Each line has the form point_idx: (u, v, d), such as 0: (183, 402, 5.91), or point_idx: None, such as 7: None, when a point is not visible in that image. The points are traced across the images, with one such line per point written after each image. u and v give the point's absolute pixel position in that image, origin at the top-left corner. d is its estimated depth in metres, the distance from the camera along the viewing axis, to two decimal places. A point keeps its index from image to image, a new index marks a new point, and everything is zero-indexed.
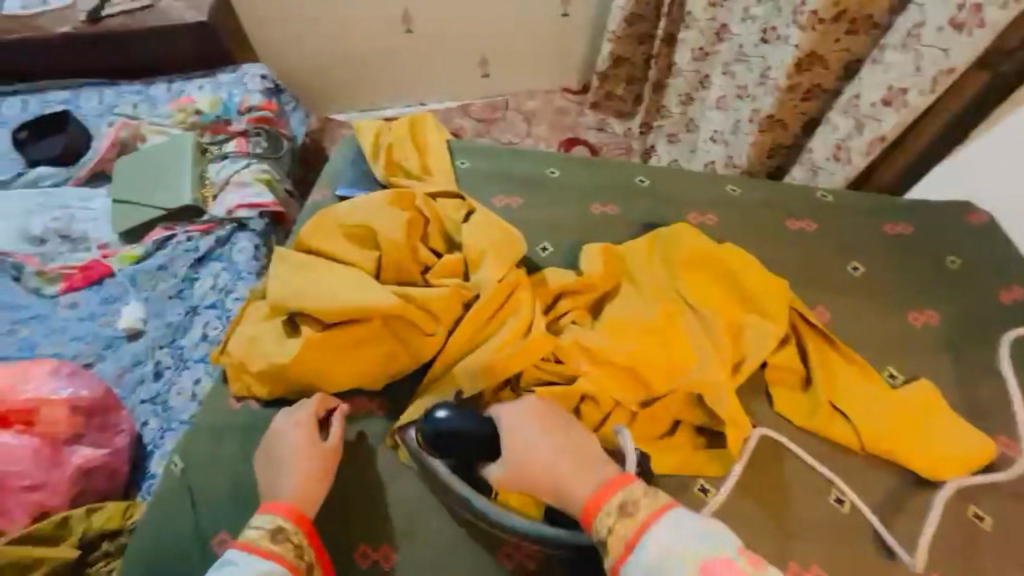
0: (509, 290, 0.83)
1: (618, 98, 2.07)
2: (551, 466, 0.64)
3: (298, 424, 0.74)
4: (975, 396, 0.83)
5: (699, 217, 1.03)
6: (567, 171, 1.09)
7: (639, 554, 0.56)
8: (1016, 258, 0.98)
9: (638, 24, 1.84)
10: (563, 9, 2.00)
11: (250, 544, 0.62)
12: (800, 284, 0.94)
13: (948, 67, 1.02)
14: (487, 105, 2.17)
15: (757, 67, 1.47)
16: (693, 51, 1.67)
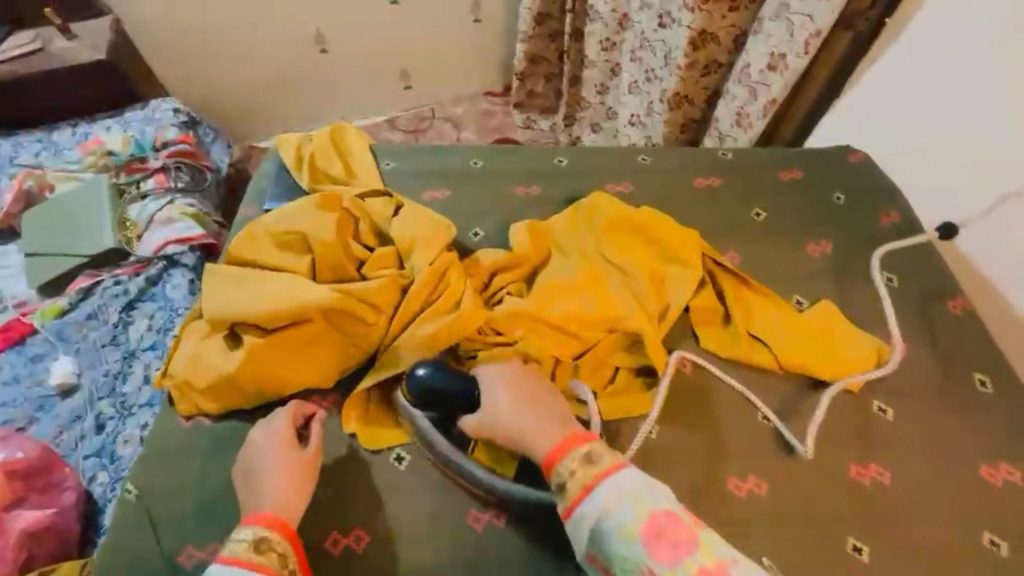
0: (443, 273, 0.88)
1: (540, 94, 2.15)
2: (524, 426, 0.71)
3: (276, 438, 0.74)
4: (872, 309, 0.93)
5: (615, 186, 1.10)
6: (490, 161, 1.14)
7: (595, 497, 0.63)
8: (891, 188, 1.11)
9: (547, 22, 1.94)
10: (474, 14, 2.06)
11: (233, 556, 0.62)
12: (714, 234, 1.03)
13: (814, 29, 1.14)
14: (414, 116, 2.22)
15: (659, 50, 1.59)
16: (603, 42, 1.79)
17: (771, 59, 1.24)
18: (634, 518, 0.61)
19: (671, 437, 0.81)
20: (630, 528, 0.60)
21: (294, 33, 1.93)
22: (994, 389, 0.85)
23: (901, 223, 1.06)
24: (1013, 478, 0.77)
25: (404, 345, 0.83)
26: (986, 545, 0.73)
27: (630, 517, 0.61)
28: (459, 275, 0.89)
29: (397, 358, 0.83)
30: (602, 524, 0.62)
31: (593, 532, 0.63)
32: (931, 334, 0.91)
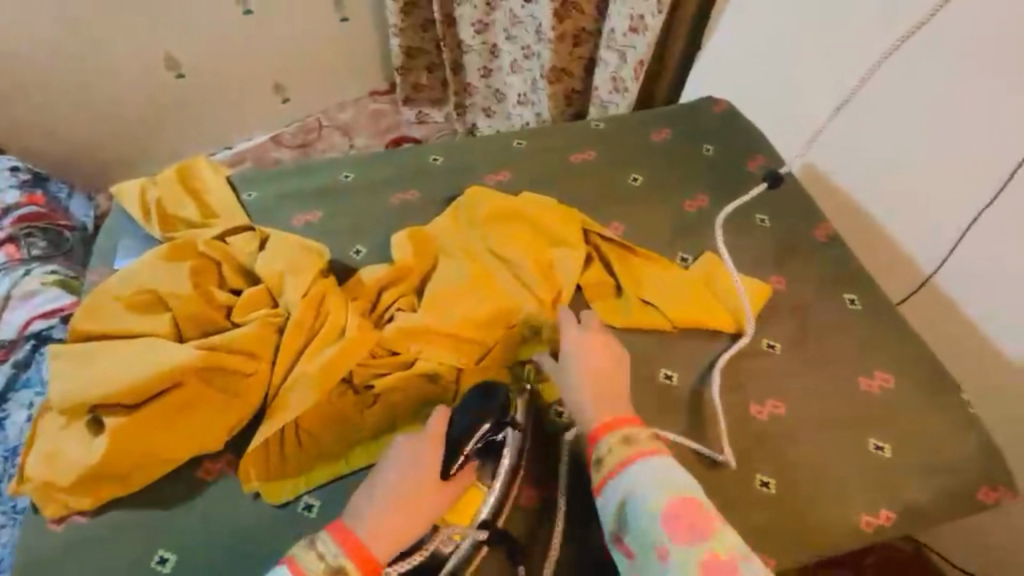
0: (321, 302, 0.83)
1: (426, 87, 2.03)
2: (585, 395, 0.73)
3: (419, 469, 0.67)
4: (752, 252, 0.98)
5: (494, 176, 1.09)
6: (361, 172, 1.08)
7: (629, 473, 0.66)
8: (755, 132, 1.16)
9: (416, 12, 1.88)
10: (340, 13, 1.92)
11: (304, 574, 0.61)
12: (597, 207, 1.04)
13: None
14: (299, 131, 1.96)
15: (531, 26, 1.63)
16: (474, 24, 1.75)
17: (631, 21, 1.28)
18: (657, 492, 0.65)
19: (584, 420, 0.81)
20: (653, 503, 0.64)
21: (142, 58, 1.76)
22: (862, 306, 0.91)
23: (766, 164, 1.11)
24: (887, 384, 0.84)
25: (294, 387, 0.78)
26: (873, 451, 0.79)
27: (657, 496, 0.64)
28: (336, 300, 0.84)
29: (286, 402, 0.77)
30: (626, 499, 0.66)
31: (620, 507, 0.66)
32: (808, 265, 0.96)
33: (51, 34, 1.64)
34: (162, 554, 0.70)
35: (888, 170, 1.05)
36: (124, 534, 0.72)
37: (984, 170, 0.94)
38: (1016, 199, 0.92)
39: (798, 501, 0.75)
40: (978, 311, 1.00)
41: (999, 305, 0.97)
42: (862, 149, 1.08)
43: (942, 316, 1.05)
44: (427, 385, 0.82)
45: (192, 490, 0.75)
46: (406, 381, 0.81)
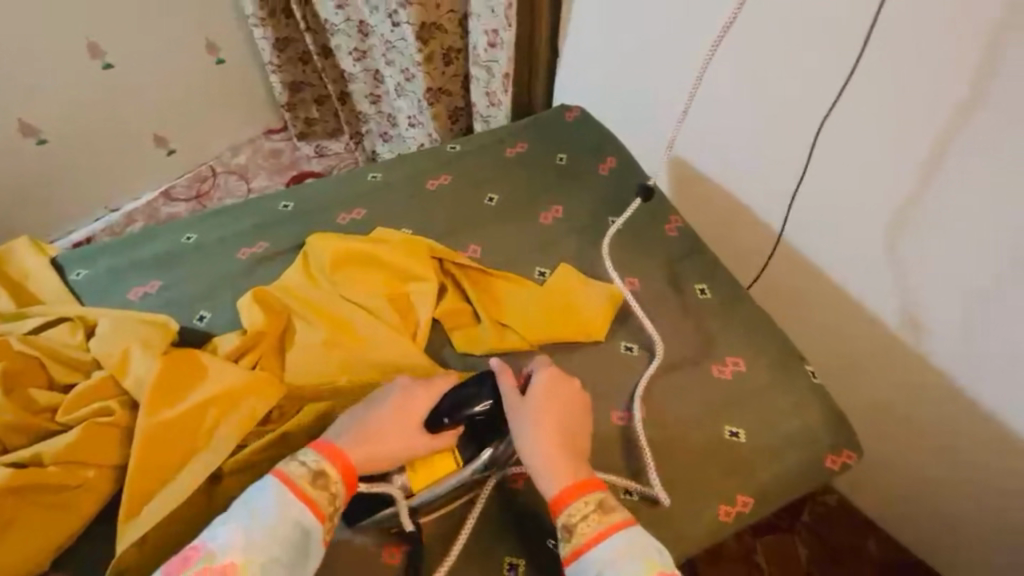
0: (184, 373, 0.77)
1: (319, 120, 1.89)
2: (550, 458, 0.66)
3: (400, 401, 0.71)
4: (610, 257, 0.99)
5: (347, 215, 1.05)
6: (204, 232, 1.03)
7: (603, 547, 0.61)
8: (605, 136, 1.18)
9: (292, 45, 1.73)
10: (214, 54, 1.76)
11: (290, 478, 0.63)
12: (453, 233, 1.02)
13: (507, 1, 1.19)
14: (191, 181, 1.83)
15: (403, 49, 1.52)
16: (353, 53, 1.63)
17: (489, 36, 1.27)
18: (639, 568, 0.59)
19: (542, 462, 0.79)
20: None
21: None
22: (712, 295, 0.94)
23: (618, 166, 1.13)
24: (738, 368, 0.86)
25: (142, 483, 0.70)
26: (729, 438, 0.80)
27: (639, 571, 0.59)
28: (213, 360, 0.78)
29: (166, 486, 0.71)
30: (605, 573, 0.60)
31: None
32: (664, 261, 0.98)
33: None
34: None
35: (734, 150, 1.07)
36: None
37: (789, 142, 0.98)
38: (820, 169, 0.96)
39: (662, 503, 0.76)
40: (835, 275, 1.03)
41: (845, 263, 1.00)
42: (708, 132, 1.09)
43: (801, 282, 1.09)
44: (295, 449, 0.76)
45: None
46: (286, 438, 0.75)
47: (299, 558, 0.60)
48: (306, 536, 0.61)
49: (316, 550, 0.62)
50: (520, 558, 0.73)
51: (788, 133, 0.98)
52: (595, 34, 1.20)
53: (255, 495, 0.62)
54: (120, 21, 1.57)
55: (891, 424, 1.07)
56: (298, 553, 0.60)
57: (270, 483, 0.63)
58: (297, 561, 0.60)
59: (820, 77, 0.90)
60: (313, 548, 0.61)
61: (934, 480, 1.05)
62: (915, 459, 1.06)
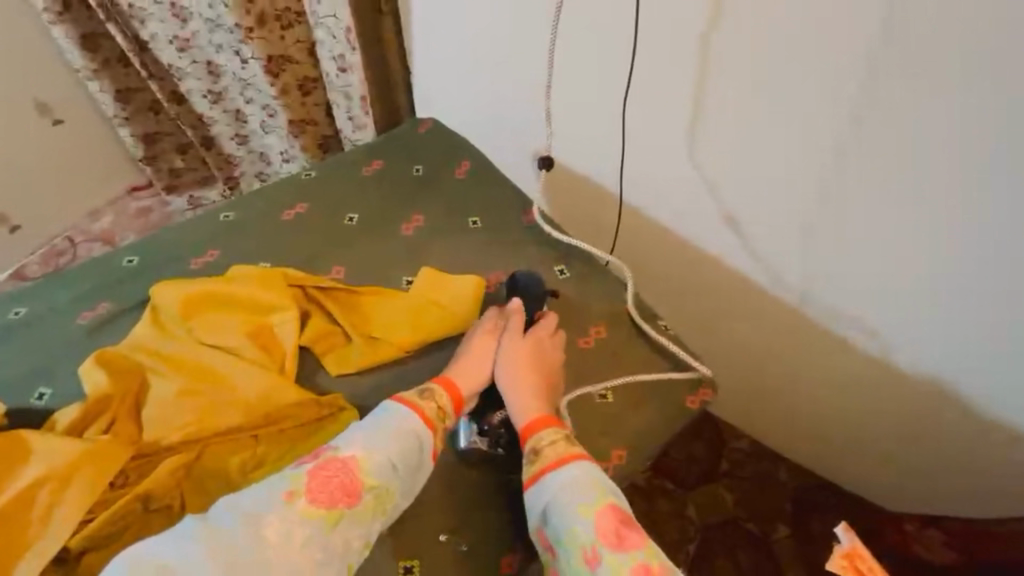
0: (7, 458, 0.70)
1: (187, 169, 1.75)
2: (526, 400, 0.81)
3: (484, 325, 0.89)
4: (474, 255, 1.02)
5: (201, 258, 1.01)
6: (33, 303, 0.94)
7: (559, 471, 0.73)
8: (461, 142, 1.22)
9: (137, 96, 1.61)
10: (49, 116, 1.61)
11: (405, 399, 0.78)
12: (317, 259, 1.01)
13: (346, 25, 1.19)
14: (45, 257, 1.67)
15: (254, 85, 1.49)
16: (206, 95, 1.56)
17: (338, 62, 1.26)
18: (589, 499, 0.71)
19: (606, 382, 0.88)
20: (583, 507, 0.70)
21: None
22: (571, 273, 1.00)
23: (474, 169, 1.18)
24: (600, 336, 0.92)
25: None
26: (597, 399, 0.87)
27: (589, 500, 0.71)
28: (41, 437, 0.72)
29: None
30: (559, 497, 0.72)
31: (547, 503, 0.73)
32: (528, 251, 1.03)
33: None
34: None
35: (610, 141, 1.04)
36: None
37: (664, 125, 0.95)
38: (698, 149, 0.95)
39: None
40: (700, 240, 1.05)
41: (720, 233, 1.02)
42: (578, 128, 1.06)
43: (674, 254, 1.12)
44: (155, 507, 0.72)
45: None
46: (151, 494, 0.72)
47: (411, 467, 0.74)
48: (419, 442, 0.75)
49: (426, 458, 0.76)
50: (415, 560, 0.76)
51: (663, 117, 0.95)
52: (441, 43, 1.18)
53: (378, 413, 0.77)
54: None
55: (794, 373, 1.11)
56: (412, 458, 0.74)
57: (388, 405, 0.77)
58: (407, 470, 0.74)
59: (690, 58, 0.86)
60: (424, 453, 0.75)
61: (829, 415, 1.12)
62: (811, 401, 1.12)
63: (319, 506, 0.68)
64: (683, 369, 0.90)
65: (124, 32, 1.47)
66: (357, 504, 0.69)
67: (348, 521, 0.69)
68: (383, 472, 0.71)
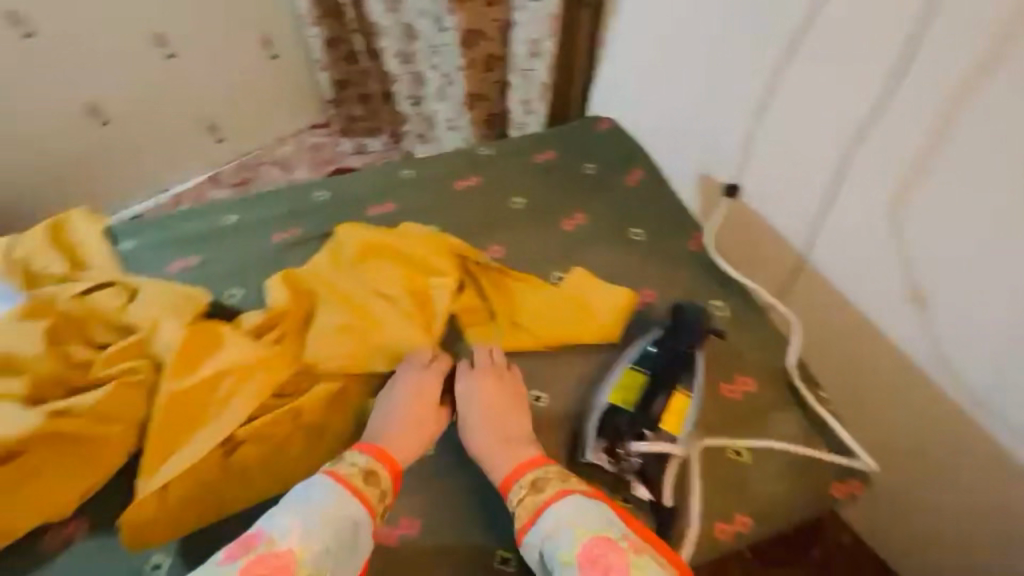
0: (204, 342, 0.81)
1: (361, 118, 1.93)
2: (496, 453, 0.76)
3: (420, 384, 0.81)
4: (626, 268, 1.00)
5: (377, 208, 1.10)
6: (241, 214, 1.08)
7: (537, 528, 0.69)
8: (635, 150, 1.20)
9: (340, 45, 1.79)
10: (269, 50, 1.84)
11: (340, 475, 0.70)
12: (477, 233, 1.05)
13: (548, 12, 1.18)
14: (237, 169, 1.92)
15: (444, 54, 1.57)
16: (398, 56, 1.68)
17: (529, 46, 1.26)
18: (568, 542, 0.65)
19: (753, 437, 0.81)
20: (564, 553, 0.65)
21: (59, 107, 1.57)
22: (727, 311, 0.94)
23: (645, 178, 1.14)
24: (747, 389, 0.85)
25: (160, 440, 0.75)
26: (731, 457, 0.79)
27: (567, 544, 0.65)
28: (232, 334, 0.82)
29: (181, 447, 0.75)
30: (544, 550, 0.67)
31: (541, 559, 0.68)
32: (682, 277, 0.99)
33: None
34: None
35: (807, 172, 0.96)
36: None
37: (878, 167, 0.87)
38: (908, 202, 0.85)
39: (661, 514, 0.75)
40: (872, 312, 0.95)
41: (893, 305, 0.92)
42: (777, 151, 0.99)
43: (832, 319, 1.01)
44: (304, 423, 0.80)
45: (37, 561, 0.71)
46: (301, 411, 0.80)
47: (347, 558, 0.65)
48: (356, 534, 0.66)
49: (362, 551, 0.67)
50: (513, 553, 0.75)
51: (881, 159, 0.86)
52: (644, 42, 1.16)
53: (304, 491, 0.68)
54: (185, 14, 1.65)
55: None
56: (347, 551, 0.65)
57: (320, 480, 0.69)
58: (343, 563, 0.65)
59: (937, 99, 0.78)
60: (360, 546, 0.67)
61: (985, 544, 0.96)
62: (943, 525, 0.96)
63: None
64: (839, 453, 0.82)
65: None
66: None
67: None
68: (319, 564, 0.62)
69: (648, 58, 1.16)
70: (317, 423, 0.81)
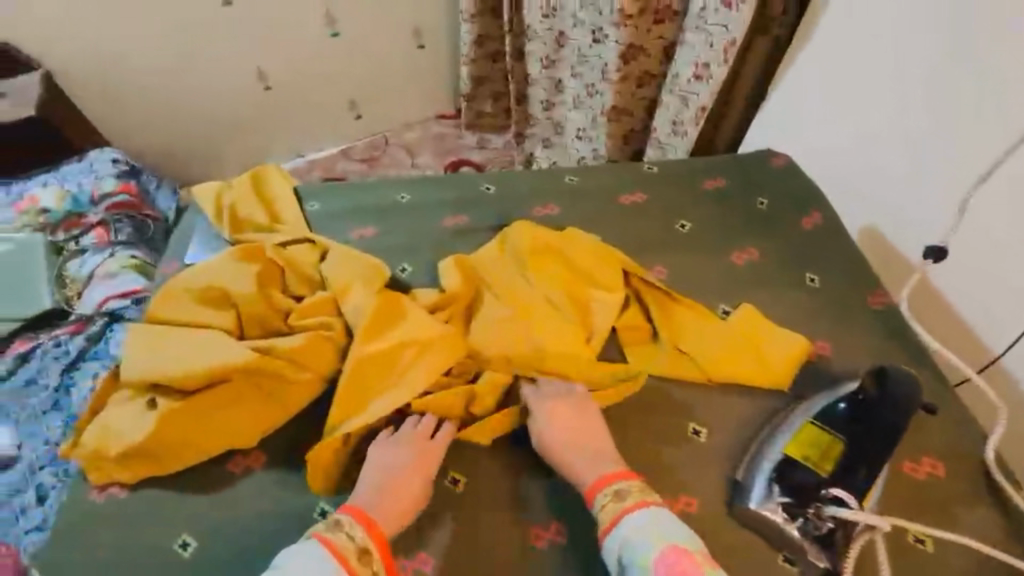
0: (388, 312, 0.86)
1: (489, 115, 1.98)
2: (579, 464, 0.76)
3: (398, 454, 0.76)
4: (797, 313, 0.95)
5: (542, 209, 1.11)
6: (416, 194, 1.13)
7: (617, 534, 0.69)
8: (812, 191, 1.13)
9: (489, 43, 1.84)
10: (418, 40, 1.93)
11: (336, 547, 0.67)
12: (641, 250, 1.04)
13: (730, 38, 1.14)
14: (367, 147, 2.01)
15: (596, 65, 1.53)
16: (541, 61, 1.66)
17: (696, 69, 1.22)
18: (649, 545, 0.67)
19: (943, 528, 0.74)
20: (645, 558, 0.67)
21: (234, 68, 1.81)
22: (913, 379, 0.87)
23: (823, 222, 1.08)
24: (935, 473, 0.78)
25: (342, 397, 0.80)
26: (914, 544, 0.73)
27: (648, 549, 0.67)
28: (414, 308, 0.87)
29: (366, 407, 0.80)
30: (623, 551, 0.68)
31: (618, 563, 0.69)
32: (857, 334, 0.92)
33: (155, 40, 1.71)
34: (186, 538, 0.73)
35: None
36: (158, 511, 0.75)
37: None
38: None
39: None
40: None
41: None
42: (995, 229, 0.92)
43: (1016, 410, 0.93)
44: (468, 408, 0.82)
45: (223, 482, 0.77)
46: (475, 396, 0.82)
47: None
48: None
49: None
50: None
51: None
52: (848, 82, 1.09)
53: (299, 558, 0.65)
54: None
55: None
56: None
57: (314, 548, 0.66)
58: None
59: None
60: None
61: None
62: None
63: None
64: None
65: None
66: None
67: None
68: None
69: (848, 100, 1.09)
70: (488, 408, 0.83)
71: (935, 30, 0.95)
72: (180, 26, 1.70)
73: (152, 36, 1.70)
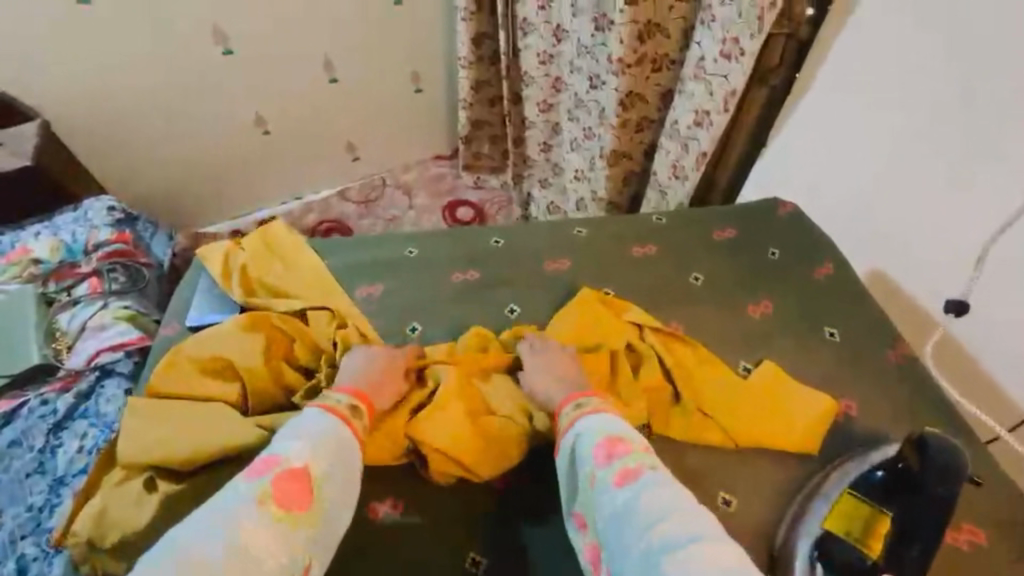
0: (390, 392, 0.82)
1: (486, 156, 1.99)
2: (557, 382, 0.81)
3: (366, 359, 0.83)
4: (817, 369, 0.93)
5: (554, 262, 1.10)
6: (423, 249, 1.11)
7: (575, 430, 0.72)
8: (822, 239, 1.13)
9: (485, 87, 1.84)
10: (415, 84, 1.95)
11: (328, 407, 0.72)
12: (655, 305, 1.02)
13: (730, 87, 1.13)
14: (365, 186, 2.01)
15: (593, 109, 1.50)
16: (537, 105, 1.68)
17: (696, 114, 1.22)
18: (592, 436, 0.70)
19: None
20: (586, 445, 0.69)
21: (234, 113, 1.81)
22: None
23: (836, 273, 1.07)
24: (978, 542, 0.75)
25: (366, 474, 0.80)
26: None
27: (589, 436, 0.70)
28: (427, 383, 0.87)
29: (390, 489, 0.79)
30: (575, 444, 0.71)
31: (569, 457, 0.71)
32: (880, 391, 0.90)
33: (154, 87, 1.70)
34: None
35: None
36: None
37: None
38: None
39: None
40: None
41: None
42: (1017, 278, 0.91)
43: None
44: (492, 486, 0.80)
45: None
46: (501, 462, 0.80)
47: (342, 458, 0.67)
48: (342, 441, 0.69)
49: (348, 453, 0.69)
50: None
51: None
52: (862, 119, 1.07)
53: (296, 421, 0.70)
54: (355, 46, 1.82)
55: None
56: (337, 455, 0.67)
57: (311, 412, 0.71)
58: (340, 463, 0.67)
59: None
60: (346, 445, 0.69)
61: None
62: None
63: (279, 507, 0.60)
64: None
65: (509, 38, 1.65)
66: (314, 497, 0.63)
67: (304, 517, 0.61)
68: (329, 468, 0.65)
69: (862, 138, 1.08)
70: (511, 488, 0.81)
71: (939, 81, 0.94)
72: (178, 74, 1.70)
73: (149, 83, 1.69)
